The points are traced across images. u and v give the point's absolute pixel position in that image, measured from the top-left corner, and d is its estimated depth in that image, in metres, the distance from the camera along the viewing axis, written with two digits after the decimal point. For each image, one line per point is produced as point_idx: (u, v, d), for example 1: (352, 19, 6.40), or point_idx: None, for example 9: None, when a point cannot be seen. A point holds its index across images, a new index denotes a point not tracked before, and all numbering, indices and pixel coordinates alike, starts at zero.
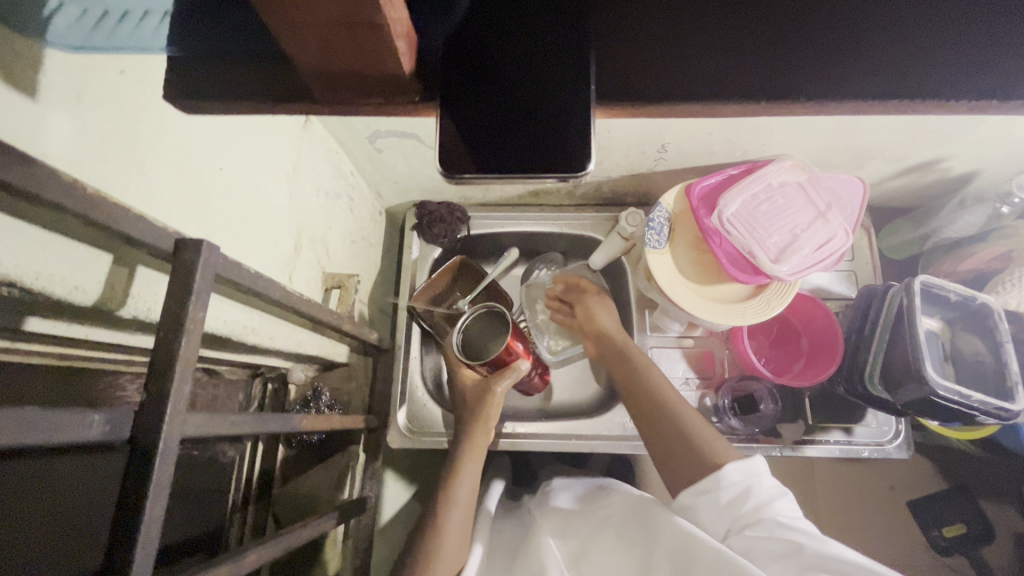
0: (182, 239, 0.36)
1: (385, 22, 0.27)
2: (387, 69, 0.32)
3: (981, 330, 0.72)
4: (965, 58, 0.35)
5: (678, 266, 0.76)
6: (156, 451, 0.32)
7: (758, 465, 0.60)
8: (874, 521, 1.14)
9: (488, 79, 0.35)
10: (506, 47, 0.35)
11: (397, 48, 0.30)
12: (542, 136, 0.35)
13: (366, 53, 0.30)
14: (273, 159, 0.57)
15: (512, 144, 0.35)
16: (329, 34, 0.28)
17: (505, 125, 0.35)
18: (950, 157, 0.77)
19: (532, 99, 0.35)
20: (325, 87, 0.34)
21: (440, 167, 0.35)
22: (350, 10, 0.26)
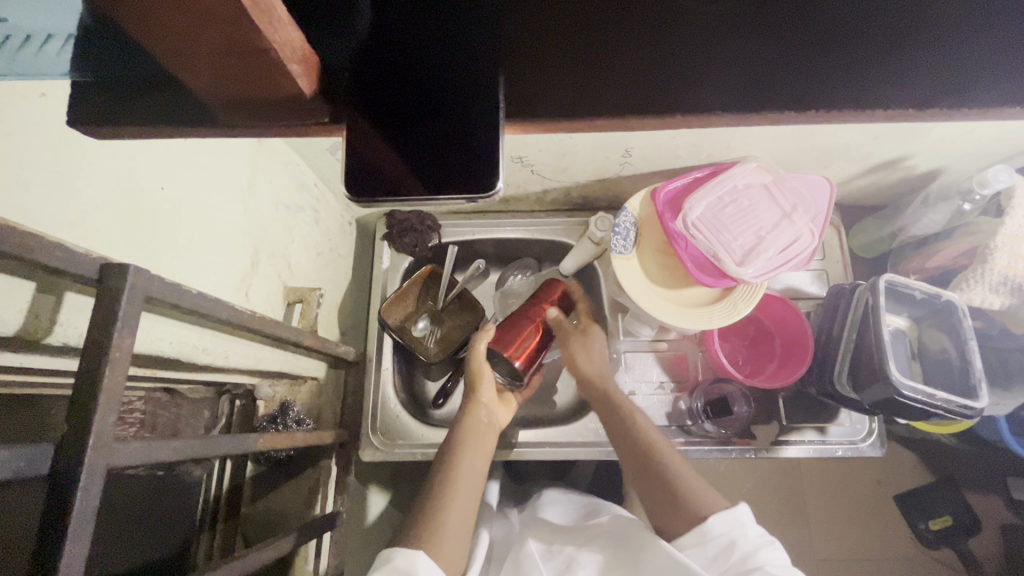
0: (107, 265, 0.35)
1: (268, 47, 0.27)
2: (287, 92, 0.32)
3: (946, 327, 0.72)
4: (876, 67, 0.37)
5: (645, 271, 0.76)
6: (77, 483, 0.31)
7: (741, 516, 0.60)
8: (858, 516, 1.14)
9: (400, 93, 0.35)
10: (412, 56, 0.36)
11: (292, 72, 0.30)
12: (449, 153, 0.35)
13: (262, 78, 0.30)
14: (222, 175, 0.56)
15: (416, 163, 0.35)
16: (221, 59, 0.28)
17: (414, 143, 0.35)
18: (913, 155, 0.77)
19: (447, 118, 0.35)
20: (230, 109, 0.34)
21: (350, 190, 0.35)
22: (232, 37, 0.27)
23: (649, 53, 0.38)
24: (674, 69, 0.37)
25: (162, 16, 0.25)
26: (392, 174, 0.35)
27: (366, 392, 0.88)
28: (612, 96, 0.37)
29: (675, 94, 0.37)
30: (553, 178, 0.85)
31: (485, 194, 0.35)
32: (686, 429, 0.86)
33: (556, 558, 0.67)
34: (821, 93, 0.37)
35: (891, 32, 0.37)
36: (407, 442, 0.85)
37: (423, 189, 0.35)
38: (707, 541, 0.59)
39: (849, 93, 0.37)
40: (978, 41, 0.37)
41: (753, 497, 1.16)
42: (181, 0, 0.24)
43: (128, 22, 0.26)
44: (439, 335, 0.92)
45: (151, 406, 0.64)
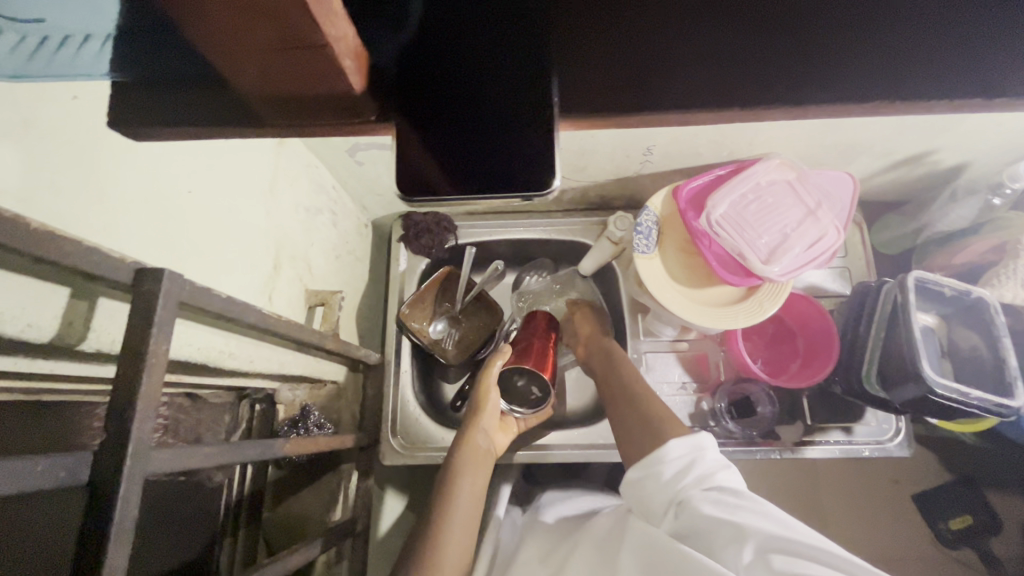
0: (142, 269, 0.34)
1: (323, 41, 0.27)
2: (337, 88, 0.31)
3: (977, 324, 0.71)
4: (909, 60, 0.36)
5: (668, 270, 0.75)
6: (116, 492, 0.30)
7: (702, 443, 0.61)
8: (880, 517, 1.13)
9: (450, 92, 0.35)
10: (463, 57, 0.35)
11: (344, 66, 0.29)
12: (501, 150, 0.34)
13: (313, 73, 0.29)
14: (246, 178, 0.56)
15: (469, 163, 0.34)
16: (271, 55, 0.28)
17: (464, 141, 0.34)
18: (940, 150, 0.76)
19: (500, 113, 0.34)
20: (272, 105, 0.33)
21: (400, 190, 0.35)
22: (287, 31, 0.26)
23: (693, 45, 0.37)
24: (713, 62, 0.36)
25: (218, 11, 0.25)
26: (447, 171, 0.34)
27: (386, 394, 0.87)
28: (658, 90, 0.36)
29: (715, 88, 0.36)
30: (571, 177, 0.84)
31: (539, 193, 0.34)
32: (709, 431, 0.84)
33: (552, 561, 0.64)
34: (859, 85, 0.36)
35: (933, 22, 0.36)
36: (427, 446, 0.84)
37: (457, 188, 0.34)
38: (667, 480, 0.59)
39: (891, 85, 0.36)
40: (1022, 31, 0.36)
41: (772, 498, 1.14)
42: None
43: (182, 17, 0.25)
44: (457, 337, 0.91)
45: (174, 411, 0.63)
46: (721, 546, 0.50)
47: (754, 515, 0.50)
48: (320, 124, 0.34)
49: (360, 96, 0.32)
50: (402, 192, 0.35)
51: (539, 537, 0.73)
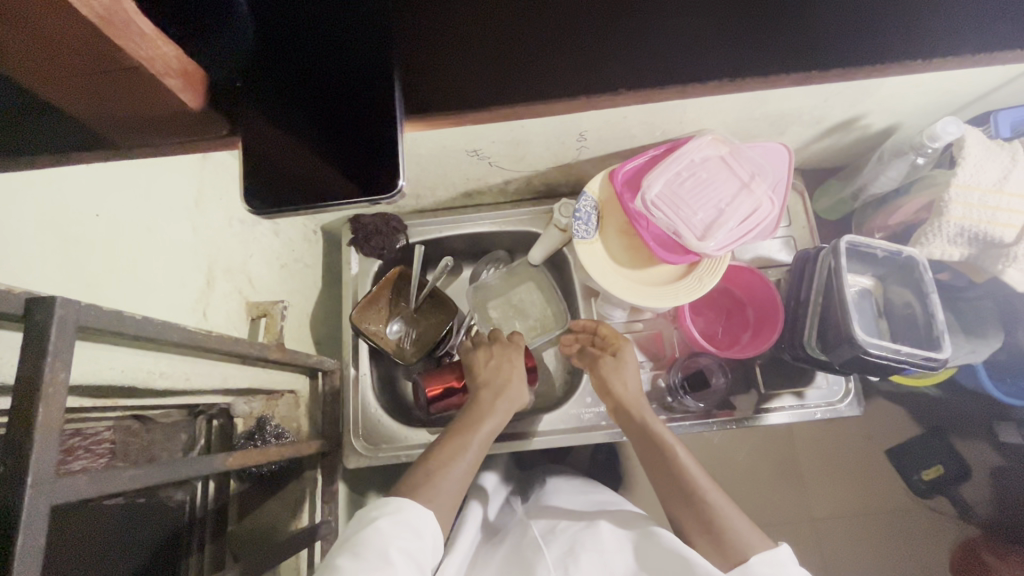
0: (31, 299, 0.34)
1: (135, 63, 0.31)
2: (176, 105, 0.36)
3: (909, 282, 0.73)
4: None
5: (610, 254, 0.76)
6: (16, 522, 0.31)
7: (782, 557, 0.59)
8: (852, 474, 1.16)
9: (298, 107, 0.41)
10: (309, 75, 0.41)
11: (169, 84, 0.34)
12: (347, 157, 0.41)
13: (146, 91, 0.34)
14: (164, 194, 0.55)
15: (328, 170, 0.41)
16: (94, 81, 0.32)
17: (321, 150, 0.41)
18: (867, 114, 0.77)
19: (346, 129, 0.41)
20: (120, 123, 0.38)
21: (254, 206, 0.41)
22: (99, 61, 0.31)
23: None
24: None
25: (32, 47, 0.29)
26: (312, 181, 0.41)
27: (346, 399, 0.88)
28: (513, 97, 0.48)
29: None
30: (512, 168, 0.84)
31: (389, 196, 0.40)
32: (668, 406, 0.86)
33: (556, 546, 0.67)
34: None
35: None
36: (391, 445, 0.86)
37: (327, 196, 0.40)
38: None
39: None
40: None
41: (748, 465, 1.17)
42: (44, 40, 0.29)
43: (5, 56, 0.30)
44: (414, 336, 0.92)
45: (122, 435, 0.63)
46: None
47: None
48: (171, 137, 0.40)
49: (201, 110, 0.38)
50: (248, 204, 0.41)
51: (550, 514, 0.76)
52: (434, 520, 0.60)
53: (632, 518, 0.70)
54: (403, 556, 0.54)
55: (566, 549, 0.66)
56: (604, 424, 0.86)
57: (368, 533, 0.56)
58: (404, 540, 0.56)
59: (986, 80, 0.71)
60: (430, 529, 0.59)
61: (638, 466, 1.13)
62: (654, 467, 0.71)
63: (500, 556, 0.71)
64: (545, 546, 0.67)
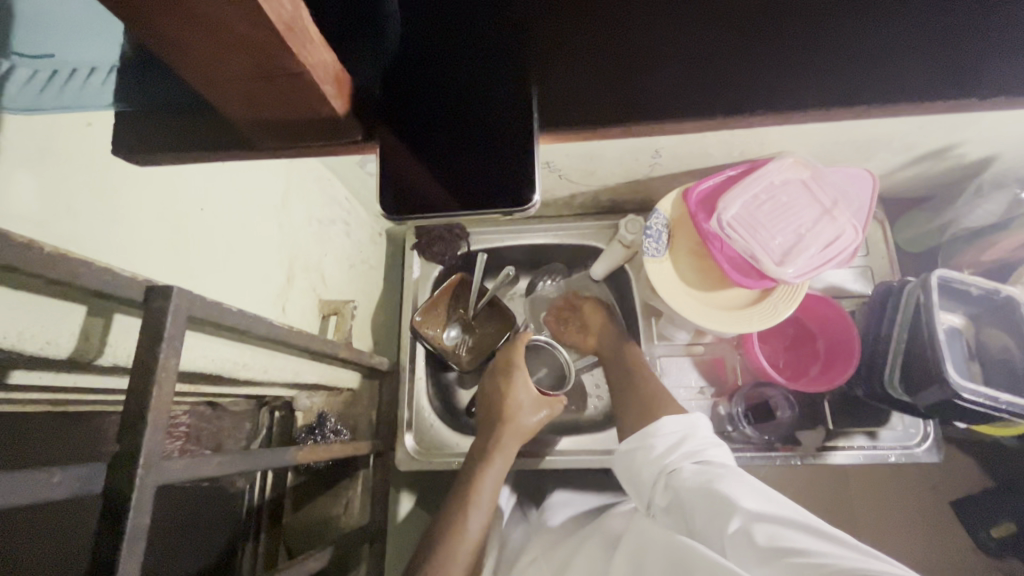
0: (152, 286, 0.36)
1: (301, 70, 0.27)
2: (323, 113, 0.32)
3: (1007, 324, 0.68)
4: (896, 60, 0.35)
5: (679, 273, 0.74)
6: (129, 499, 0.32)
7: (695, 421, 0.68)
8: (919, 525, 1.08)
9: (434, 103, 0.35)
10: (445, 71, 0.36)
11: (323, 92, 0.30)
12: (485, 164, 0.34)
13: (295, 99, 0.30)
14: (258, 192, 0.58)
15: (459, 177, 0.33)
16: (251, 83, 0.29)
17: (447, 155, 0.34)
18: (964, 143, 0.73)
19: (487, 130, 0.34)
20: (265, 131, 0.34)
21: (384, 208, 0.34)
22: (264, 65, 0.27)
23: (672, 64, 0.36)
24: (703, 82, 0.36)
25: (192, 46, 0.26)
26: (434, 187, 0.34)
27: (400, 401, 0.88)
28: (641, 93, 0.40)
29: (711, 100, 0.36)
30: (581, 182, 0.84)
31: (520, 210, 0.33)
32: (727, 436, 0.83)
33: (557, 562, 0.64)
34: (846, 85, 0.35)
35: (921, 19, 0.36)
36: (441, 452, 0.86)
37: (460, 205, 0.33)
38: (655, 438, 0.67)
39: (891, 87, 0.35)
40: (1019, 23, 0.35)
41: (803, 505, 1.11)
42: (218, 33, 0.25)
43: (169, 55, 0.27)
44: (471, 343, 0.92)
45: (195, 420, 0.66)
46: (717, 530, 0.51)
47: (747, 494, 0.53)
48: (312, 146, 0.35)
49: (342, 118, 0.33)
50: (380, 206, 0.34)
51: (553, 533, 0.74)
52: None
53: (617, 524, 0.67)
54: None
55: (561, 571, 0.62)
56: None
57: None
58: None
59: None
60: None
61: None
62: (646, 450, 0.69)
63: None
64: (549, 564, 0.65)
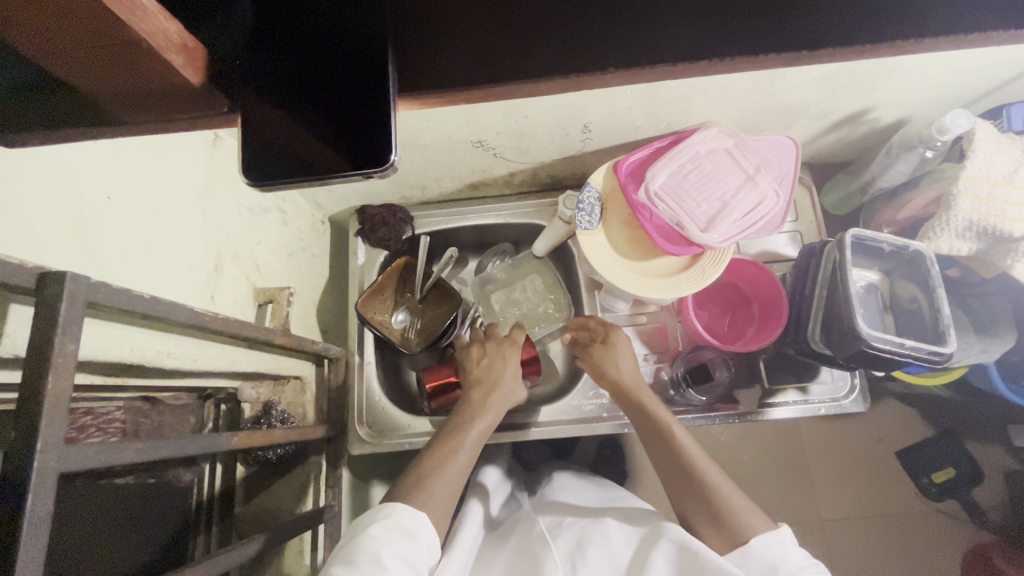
0: (44, 273, 0.35)
1: (135, 37, 0.28)
2: (179, 84, 0.33)
3: (916, 276, 0.72)
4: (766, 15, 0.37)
5: (613, 244, 0.77)
6: (27, 484, 0.32)
7: (784, 536, 0.60)
8: (860, 475, 1.15)
9: (295, 65, 0.36)
10: (304, 32, 0.36)
11: (170, 60, 0.31)
12: (348, 127, 0.36)
13: (140, 70, 0.31)
14: (173, 178, 0.57)
15: (320, 142, 0.36)
16: (92, 54, 0.29)
17: (308, 121, 0.36)
18: (875, 107, 0.76)
19: (345, 92, 0.36)
20: (126, 104, 0.35)
21: (247, 176, 0.36)
22: (99, 36, 0.28)
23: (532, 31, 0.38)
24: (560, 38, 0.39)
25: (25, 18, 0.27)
26: (304, 155, 0.36)
27: (351, 389, 0.90)
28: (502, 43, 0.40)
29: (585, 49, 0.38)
30: (518, 160, 0.85)
31: (381, 170, 0.36)
32: (670, 399, 0.86)
33: (565, 539, 0.67)
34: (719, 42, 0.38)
35: None
36: (394, 432, 0.88)
37: (325, 167, 0.36)
38: (750, 560, 0.59)
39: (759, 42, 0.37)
40: None
41: (754, 464, 1.16)
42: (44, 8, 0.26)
43: (11, 33, 0.28)
44: (419, 326, 0.93)
45: (134, 416, 0.64)
46: None
47: None
48: (179, 117, 0.37)
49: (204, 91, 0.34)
50: (245, 176, 0.37)
51: (553, 509, 0.77)
52: (428, 525, 0.61)
53: (637, 513, 0.72)
54: (397, 561, 0.55)
55: (573, 545, 0.66)
56: (605, 416, 0.86)
57: (363, 542, 0.56)
58: (397, 544, 0.57)
59: (996, 71, 0.70)
60: (426, 530, 0.60)
61: (642, 462, 1.13)
62: (689, 498, 0.66)
63: (508, 554, 0.71)
64: (552, 541, 0.67)
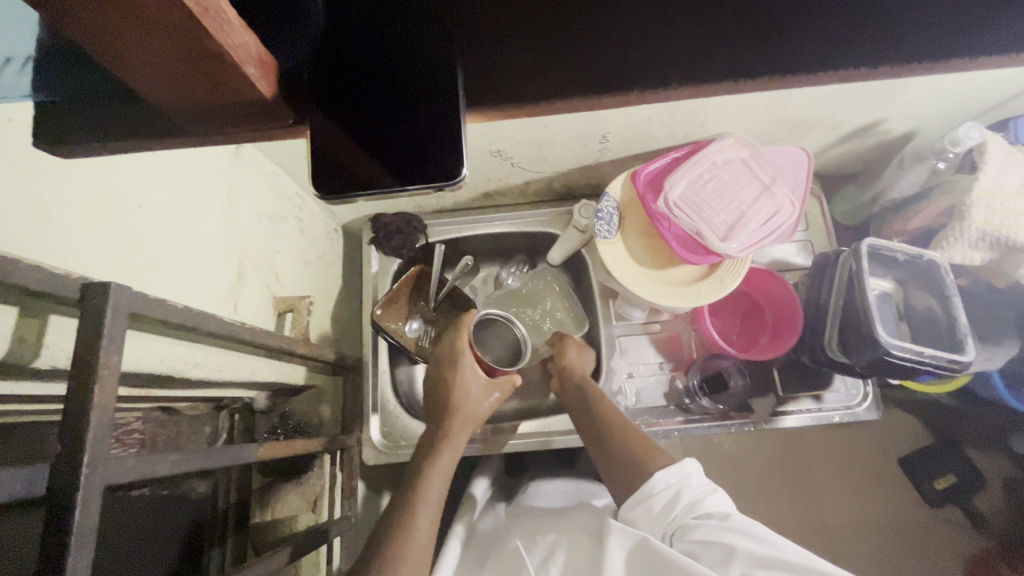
0: (87, 284, 0.35)
1: (220, 50, 0.22)
2: (246, 101, 0.26)
3: (930, 285, 0.73)
4: None
5: (631, 253, 0.77)
6: (74, 497, 0.32)
7: (688, 468, 0.64)
8: (868, 483, 1.15)
9: (359, 72, 0.32)
10: (370, 45, 0.32)
11: (248, 76, 0.24)
12: (414, 142, 0.32)
13: (214, 87, 0.25)
14: (200, 187, 0.56)
15: (378, 159, 0.32)
16: (160, 66, 0.23)
17: (372, 138, 0.32)
18: (887, 119, 0.78)
19: (409, 107, 0.32)
20: (189, 118, 0.27)
21: (318, 190, 0.32)
22: (180, 44, 0.22)
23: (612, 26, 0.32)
24: None
25: (80, 21, 0.20)
26: (362, 171, 0.32)
27: (364, 396, 0.88)
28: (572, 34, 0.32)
29: None
30: (533, 169, 0.85)
31: (451, 183, 0.32)
32: (685, 408, 0.87)
33: (538, 550, 0.63)
34: None
35: None
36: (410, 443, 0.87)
37: (392, 181, 0.32)
38: (653, 495, 0.62)
39: None
40: None
41: (761, 472, 1.16)
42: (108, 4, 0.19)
43: (68, 32, 0.21)
44: (433, 335, 0.93)
45: (152, 426, 0.63)
46: None
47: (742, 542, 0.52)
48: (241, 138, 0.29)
49: (275, 103, 0.27)
50: (317, 188, 0.32)
51: (527, 516, 0.74)
52: None
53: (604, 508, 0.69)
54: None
55: (547, 549, 0.63)
56: None
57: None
58: None
59: (1005, 86, 0.71)
60: None
61: None
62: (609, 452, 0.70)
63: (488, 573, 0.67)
64: (526, 553, 0.63)
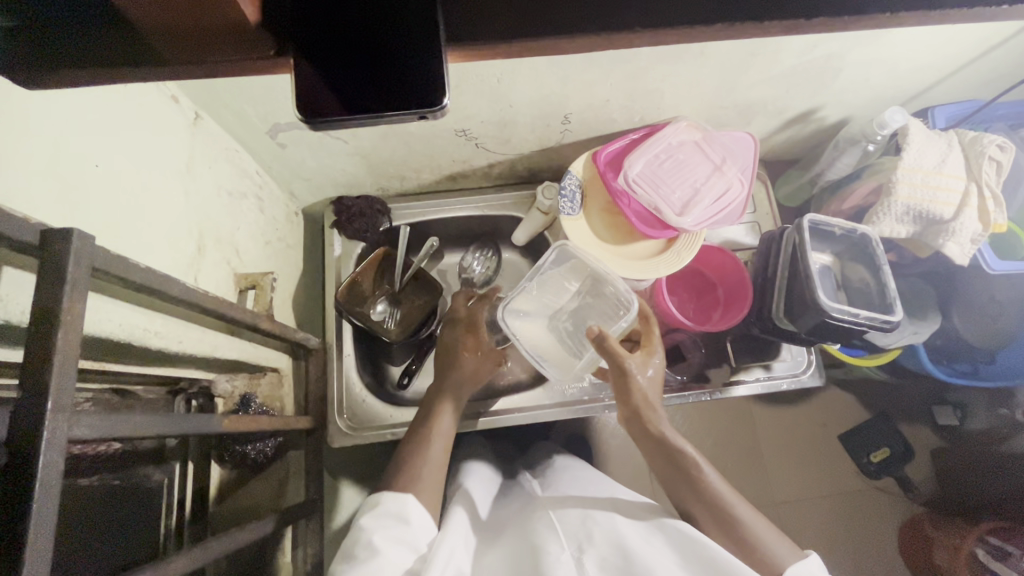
0: (47, 230, 0.34)
1: None
2: (229, 27, 0.27)
3: (864, 257, 0.80)
4: None
5: (592, 230, 0.80)
6: (38, 444, 0.30)
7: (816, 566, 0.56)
8: (810, 454, 1.23)
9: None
10: None
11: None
12: (388, 71, 0.32)
13: (198, 7, 0.25)
14: (158, 153, 0.55)
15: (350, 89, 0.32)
16: None
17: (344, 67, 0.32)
18: (823, 106, 0.84)
19: (384, 39, 0.32)
20: (164, 41, 0.28)
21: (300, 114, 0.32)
22: None
23: None
24: None
25: None
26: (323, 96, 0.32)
27: (330, 378, 0.87)
28: None
29: None
30: (497, 151, 0.87)
31: (433, 111, 0.33)
32: None
33: (568, 516, 0.62)
34: None
35: None
36: (374, 424, 0.86)
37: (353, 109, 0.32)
38: None
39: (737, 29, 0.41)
40: None
41: (715, 450, 1.22)
42: None
43: None
44: (398, 317, 0.93)
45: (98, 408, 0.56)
46: None
47: None
48: (214, 68, 0.30)
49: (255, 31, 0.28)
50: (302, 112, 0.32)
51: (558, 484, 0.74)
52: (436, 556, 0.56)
53: (642, 509, 0.65)
54: (391, 543, 0.58)
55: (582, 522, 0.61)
56: (587, 398, 0.88)
57: (356, 534, 0.60)
58: (390, 529, 0.60)
59: (922, 76, 0.79)
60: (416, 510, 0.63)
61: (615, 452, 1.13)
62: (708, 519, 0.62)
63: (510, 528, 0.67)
64: (558, 519, 0.62)
